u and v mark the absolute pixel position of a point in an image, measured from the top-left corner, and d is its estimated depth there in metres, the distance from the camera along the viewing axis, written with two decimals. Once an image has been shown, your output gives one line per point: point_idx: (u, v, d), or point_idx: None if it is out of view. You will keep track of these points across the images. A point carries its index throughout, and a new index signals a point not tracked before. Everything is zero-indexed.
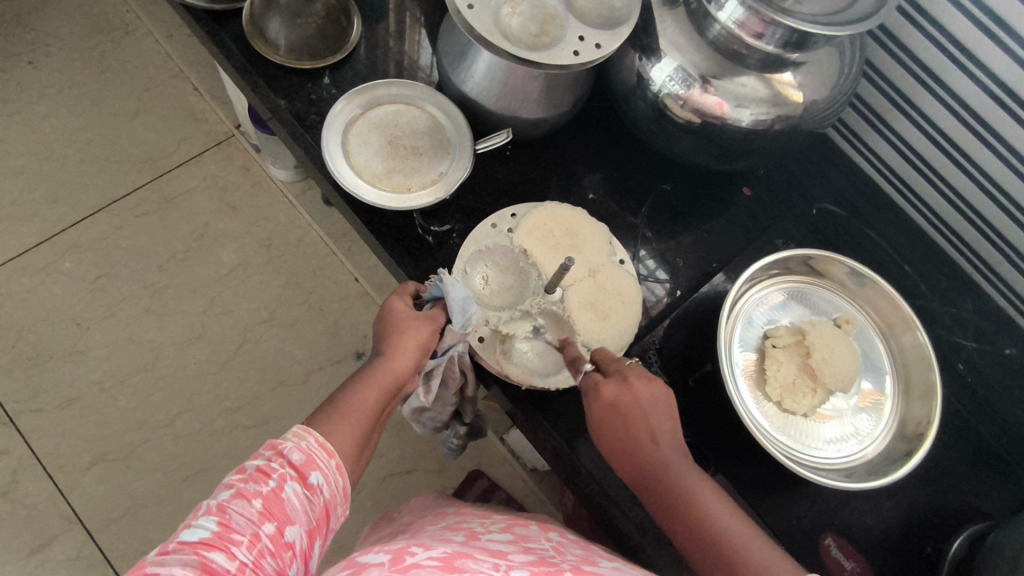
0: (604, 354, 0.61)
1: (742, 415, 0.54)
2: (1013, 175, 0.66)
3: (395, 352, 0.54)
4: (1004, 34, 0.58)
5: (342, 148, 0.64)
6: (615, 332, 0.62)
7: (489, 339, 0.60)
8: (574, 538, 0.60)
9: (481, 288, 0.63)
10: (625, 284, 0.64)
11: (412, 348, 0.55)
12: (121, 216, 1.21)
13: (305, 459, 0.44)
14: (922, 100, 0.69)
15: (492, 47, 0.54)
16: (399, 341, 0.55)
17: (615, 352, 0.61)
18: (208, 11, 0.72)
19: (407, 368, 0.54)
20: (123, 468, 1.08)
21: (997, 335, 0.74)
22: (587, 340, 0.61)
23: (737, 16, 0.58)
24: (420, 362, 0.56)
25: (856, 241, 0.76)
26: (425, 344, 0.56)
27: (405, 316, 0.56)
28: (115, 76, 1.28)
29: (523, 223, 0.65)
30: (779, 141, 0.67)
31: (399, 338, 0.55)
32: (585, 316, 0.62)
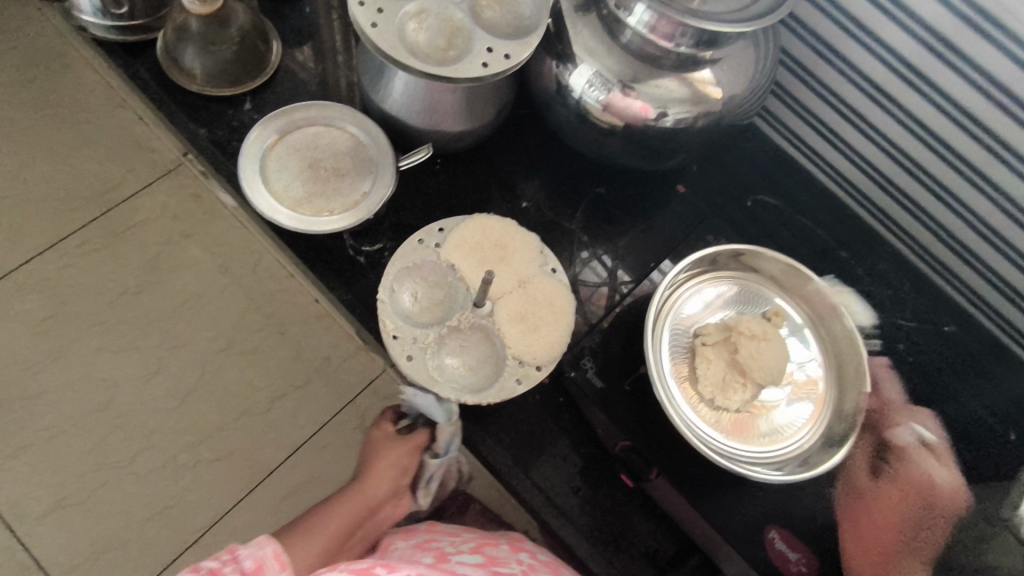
0: (534, 368, 0.61)
1: (670, 417, 0.54)
2: (921, 145, 0.69)
3: (368, 478, 0.62)
4: (897, 10, 0.62)
5: (262, 175, 0.63)
6: (546, 344, 0.61)
7: (417, 356, 0.60)
8: (543, 560, 0.60)
9: (410, 305, 0.62)
10: (556, 294, 0.63)
11: (386, 472, 0.63)
12: (69, 254, 1.18)
13: (257, 566, 0.49)
14: (830, 78, 0.70)
15: (400, 65, 0.54)
16: (378, 465, 0.63)
17: (547, 364, 0.61)
18: (121, 44, 0.71)
19: (378, 490, 0.62)
20: (84, 511, 1.05)
21: (935, 312, 0.75)
22: (516, 354, 0.61)
23: (646, 20, 0.58)
24: (396, 482, 0.63)
25: (792, 230, 0.77)
26: (398, 466, 0.63)
27: (384, 444, 0.64)
28: (54, 109, 1.25)
29: (450, 237, 0.64)
30: (703, 136, 0.67)
31: (380, 463, 0.63)
32: (515, 330, 0.61)
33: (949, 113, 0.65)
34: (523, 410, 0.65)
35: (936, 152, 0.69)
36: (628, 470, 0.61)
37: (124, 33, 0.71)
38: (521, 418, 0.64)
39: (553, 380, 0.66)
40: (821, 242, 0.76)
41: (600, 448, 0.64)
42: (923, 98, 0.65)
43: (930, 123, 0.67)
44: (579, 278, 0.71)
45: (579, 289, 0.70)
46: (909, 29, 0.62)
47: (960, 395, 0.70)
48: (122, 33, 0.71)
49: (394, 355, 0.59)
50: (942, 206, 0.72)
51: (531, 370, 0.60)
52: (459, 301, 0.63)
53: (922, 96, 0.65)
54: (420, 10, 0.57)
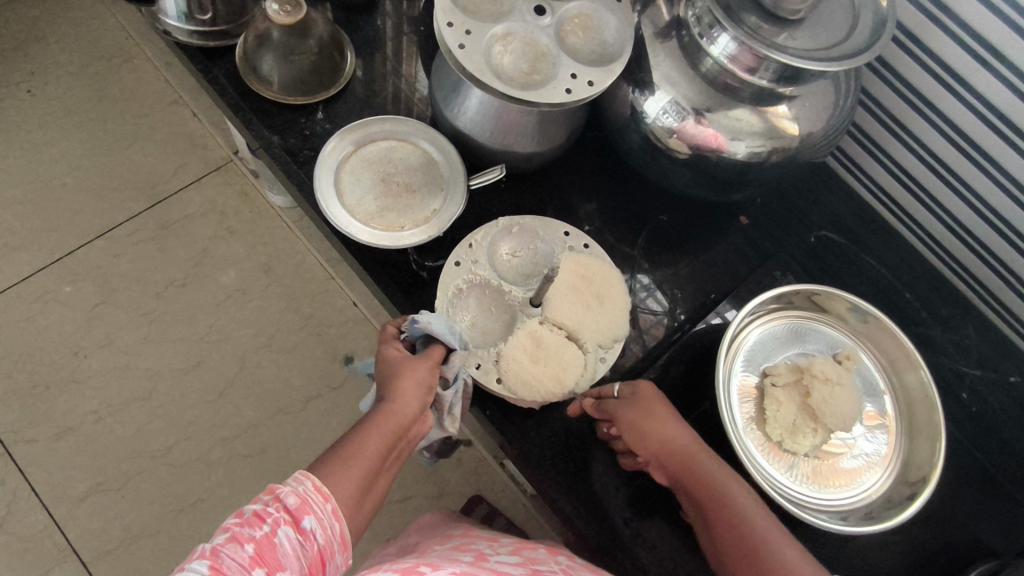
0: (497, 376, 0.60)
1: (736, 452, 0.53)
2: (1011, 203, 0.66)
3: (396, 395, 0.51)
4: (999, 62, 0.58)
5: (335, 187, 0.63)
6: (520, 377, 0.59)
7: (463, 267, 0.64)
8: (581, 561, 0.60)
9: (504, 255, 0.66)
10: (573, 363, 0.60)
11: (413, 389, 0.52)
12: (119, 243, 1.20)
13: (300, 503, 0.44)
14: (919, 127, 0.68)
15: (484, 86, 0.54)
16: (397, 383, 0.52)
17: (504, 388, 0.60)
18: (201, 48, 0.72)
19: (410, 408, 0.51)
20: (119, 498, 1.07)
21: (1001, 362, 0.73)
22: (498, 354, 0.61)
23: (729, 51, 0.58)
24: (424, 400, 0.53)
25: (856, 269, 0.76)
26: (424, 382, 0.53)
27: (400, 359, 0.54)
28: (114, 103, 1.28)
29: (585, 252, 0.65)
30: (776, 171, 0.66)
31: (398, 381, 0.52)
32: (523, 344, 0.61)
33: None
34: (578, 436, 0.64)
35: None
36: None
37: (205, 38, 0.72)
38: (576, 444, 0.64)
39: None
40: (886, 282, 0.75)
41: (655, 480, 0.63)
42: (1019, 155, 0.62)
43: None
44: (636, 305, 0.70)
45: (637, 315, 0.69)
46: (1010, 84, 0.58)
47: None
48: (202, 37, 0.72)
49: (457, 248, 0.64)
50: None
51: (493, 377, 0.60)
52: (527, 288, 0.64)
53: (1018, 152, 0.62)
54: (506, 33, 0.57)
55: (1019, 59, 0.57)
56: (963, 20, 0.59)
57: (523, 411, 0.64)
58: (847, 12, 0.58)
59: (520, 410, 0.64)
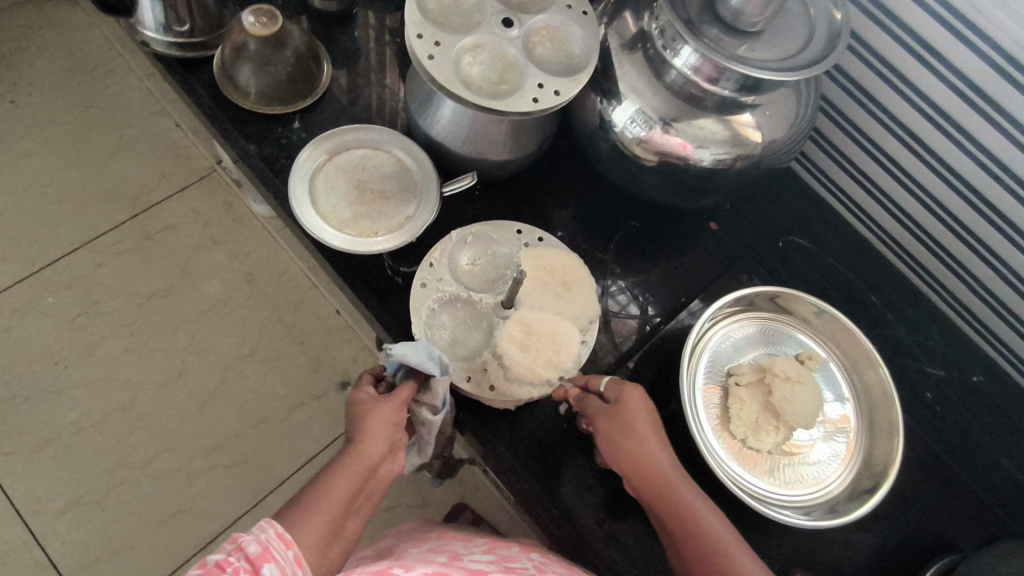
0: (490, 385, 0.60)
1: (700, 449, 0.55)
2: (966, 206, 0.68)
3: (362, 436, 0.52)
4: (947, 71, 0.61)
5: (310, 195, 0.65)
6: (515, 373, 0.60)
7: (430, 287, 0.63)
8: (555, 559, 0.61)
9: (465, 265, 0.66)
10: (560, 348, 0.61)
11: (380, 427, 0.52)
12: (102, 254, 1.20)
13: (261, 551, 0.42)
14: (877, 133, 0.71)
15: (454, 96, 0.56)
16: (363, 425, 0.52)
17: (502, 395, 0.60)
18: (179, 60, 0.74)
19: (375, 450, 0.51)
20: (99, 510, 1.06)
21: (964, 362, 0.75)
22: (488, 361, 0.61)
23: (692, 62, 0.60)
24: (393, 438, 0.53)
25: (824, 273, 0.78)
26: (391, 421, 0.53)
27: (367, 398, 0.54)
28: (96, 114, 1.29)
29: (539, 247, 0.65)
30: (741, 177, 0.68)
31: (365, 423, 0.52)
32: (509, 338, 0.61)
33: (985, 167, 0.64)
34: (551, 437, 0.65)
35: (981, 213, 0.67)
36: None
37: (183, 49, 0.73)
38: (549, 445, 0.65)
39: None
40: (852, 286, 0.77)
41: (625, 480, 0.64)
42: (971, 159, 0.64)
43: (977, 184, 0.65)
44: (608, 309, 0.71)
45: (610, 319, 0.71)
46: (959, 91, 0.61)
47: (987, 448, 0.70)
48: (181, 49, 0.73)
49: (418, 270, 0.64)
50: (988, 266, 0.71)
51: (486, 385, 0.60)
52: (496, 290, 0.65)
53: (971, 157, 0.64)
54: (475, 44, 0.59)
55: (965, 67, 0.59)
56: (913, 31, 0.61)
57: (497, 413, 0.65)
58: (803, 24, 0.61)
59: (493, 412, 0.65)
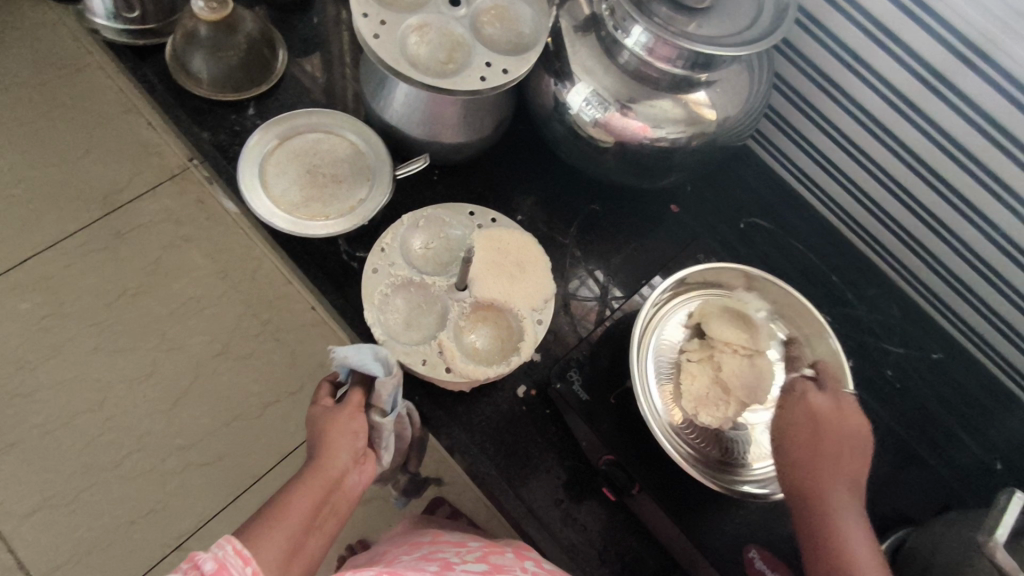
0: (446, 366, 0.59)
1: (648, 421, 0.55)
2: (919, 183, 0.68)
3: (321, 449, 0.50)
4: (894, 45, 0.61)
5: (260, 178, 0.64)
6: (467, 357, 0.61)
7: (382, 272, 0.62)
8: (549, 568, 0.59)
9: (417, 249, 0.65)
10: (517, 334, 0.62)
11: (339, 438, 0.50)
12: (70, 254, 1.19)
13: (218, 569, 0.38)
14: (831, 111, 0.71)
15: (401, 75, 0.55)
16: (323, 437, 0.50)
17: (455, 375, 0.59)
18: (130, 47, 0.73)
19: (336, 460, 0.49)
20: (70, 512, 1.05)
21: (923, 339, 0.76)
22: (441, 342, 0.60)
23: (643, 42, 0.60)
24: (353, 448, 0.51)
25: (786, 253, 0.78)
26: (350, 429, 0.51)
27: (323, 413, 0.52)
28: (64, 112, 1.27)
29: (494, 228, 0.65)
30: (696, 156, 0.68)
31: (323, 435, 0.50)
32: (467, 326, 0.62)
33: (939, 144, 0.64)
34: (509, 419, 0.65)
35: (932, 189, 0.68)
36: (612, 484, 0.62)
37: (135, 37, 0.72)
38: (507, 427, 0.65)
39: (541, 392, 0.66)
40: (814, 267, 0.77)
41: (584, 460, 0.64)
42: (921, 134, 0.64)
43: (928, 160, 0.66)
44: (569, 292, 0.71)
45: (570, 303, 0.71)
46: (905, 65, 0.61)
47: (945, 423, 0.71)
48: (132, 36, 0.72)
49: (370, 256, 0.63)
50: (941, 242, 0.71)
51: (441, 367, 0.59)
52: (448, 273, 0.64)
53: (921, 132, 0.64)
54: (421, 24, 0.59)
55: (910, 41, 0.60)
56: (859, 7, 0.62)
57: (453, 396, 0.65)
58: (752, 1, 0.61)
59: (449, 395, 0.65)
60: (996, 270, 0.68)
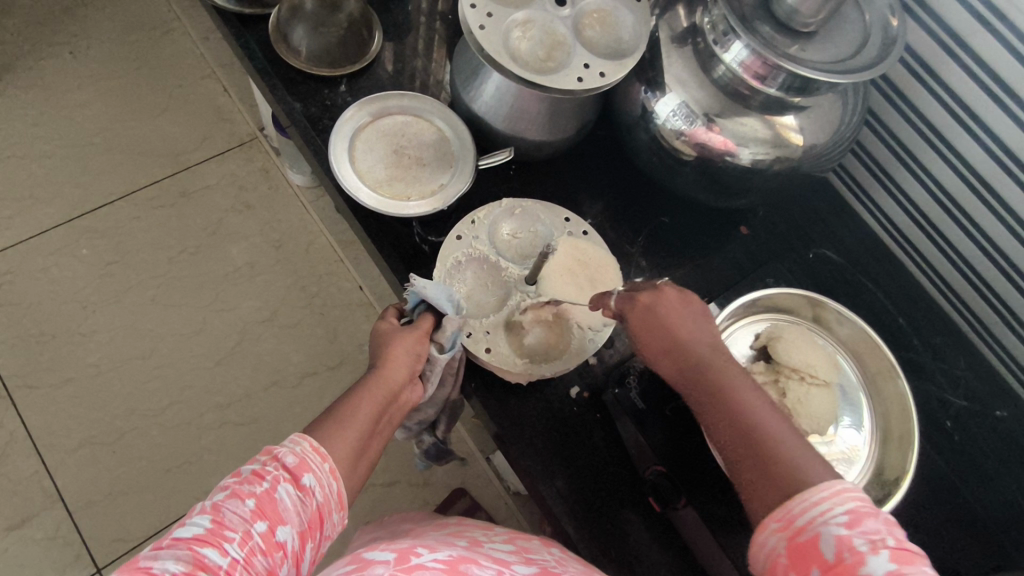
0: (486, 347, 0.61)
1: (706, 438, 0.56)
2: (1014, 241, 0.66)
3: (385, 362, 0.52)
4: (1009, 99, 0.59)
5: (348, 153, 0.66)
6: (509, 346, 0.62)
7: (465, 240, 0.64)
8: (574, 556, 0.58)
9: (505, 235, 0.66)
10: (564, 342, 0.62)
11: (403, 356, 0.53)
12: (139, 206, 1.24)
13: (299, 463, 0.43)
14: (929, 159, 0.69)
15: (501, 67, 0.57)
16: (387, 352, 0.53)
17: (493, 356, 0.60)
18: (237, 14, 0.76)
19: (399, 375, 0.52)
20: (110, 452, 1.09)
21: (990, 396, 0.73)
22: (487, 326, 0.61)
23: (741, 58, 0.59)
24: (414, 368, 0.54)
25: (852, 289, 0.76)
26: (413, 351, 0.54)
27: (391, 331, 0.55)
28: (149, 72, 1.32)
29: (585, 239, 0.65)
30: (778, 180, 0.68)
31: (388, 350, 0.53)
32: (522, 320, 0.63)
33: None
34: (559, 418, 0.65)
35: None
36: (657, 494, 0.61)
37: (241, 5, 0.75)
38: (556, 425, 0.65)
39: (593, 396, 0.67)
40: (881, 307, 0.75)
41: (629, 470, 0.64)
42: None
43: None
44: None
45: None
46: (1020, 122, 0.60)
47: (1005, 483, 0.68)
48: (239, 4, 0.75)
49: (459, 224, 0.65)
50: None
51: (481, 346, 0.60)
52: (524, 265, 0.65)
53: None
54: (527, 20, 0.60)
55: None
56: (974, 54, 0.60)
57: (508, 388, 0.66)
58: (859, 31, 0.60)
59: (504, 387, 0.65)
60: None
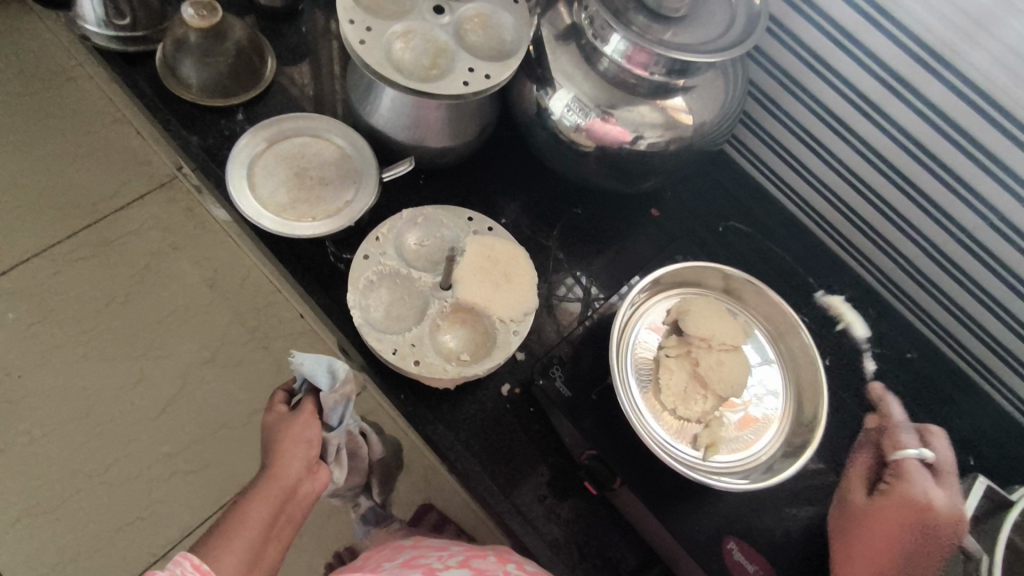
0: (414, 359, 0.60)
1: (623, 407, 0.57)
2: (888, 184, 0.71)
3: (277, 459, 0.53)
4: (854, 48, 0.64)
5: (248, 179, 0.66)
6: (436, 354, 0.61)
7: (373, 257, 0.64)
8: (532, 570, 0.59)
9: (412, 245, 0.66)
10: (491, 342, 0.63)
11: (292, 449, 0.54)
12: (57, 262, 1.19)
13: None
14: (802, 117, 0.74)
15: (387, 79, 0.57)
16: (279, 448, 0.54)
17: (424, 368, 0.60)
18: (121, 54, 0.74)
19: (291, 471, 0.52)
20: (53, 520, 1.04)
21: (898, 339, 0.77)
22: (412, 339, 0.61)
23: (621, 49, 0.62)
24: (306, 458, 0.54)
25: (762, 254, 0.80)
26: (303, 440, 0.55)
27: (279, 423, 0.56)
28: (52, 122, 1.28)
29: (489, 235, 0.66)
30: (675, 160, 0.70)
31: (280, 447, 0.54)
32: (445, 326, 0.63)
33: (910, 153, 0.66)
34: (492, 416, 0.66)
35: (901, 191, 0.70)
36: (592, 477, 0.63)
37: (125, 44, 0.74)
38: (490, 425, 0.66)
39: (524, 391, 0.68)
40: (787, 266, 0.79)
41: (566, 457, 0.66)
42: (885, 135, 0.67)
43: (893, 160, 0.68)
44: (553, 293, 0.73)
45: (553, 303, 0.73)
46: (869, 68, 0.64)
47: (923, 421, 0.72)
48: (123, 43, 0.74)
49: (364, 243, 0.64)
50: (911, 242, 0.74)
51: (409, 360, 0.60)
52: (436, 272, 0.65)
53: (884, 133, 0.67)
54: (407, 30, 0.61)
55: (869, 42, 0.63)
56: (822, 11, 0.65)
57: (439, 394, 0.66)
58: (726, 12, 0.63)
59: (436, 394, 0.66)
60: (956, 264, 0.71)
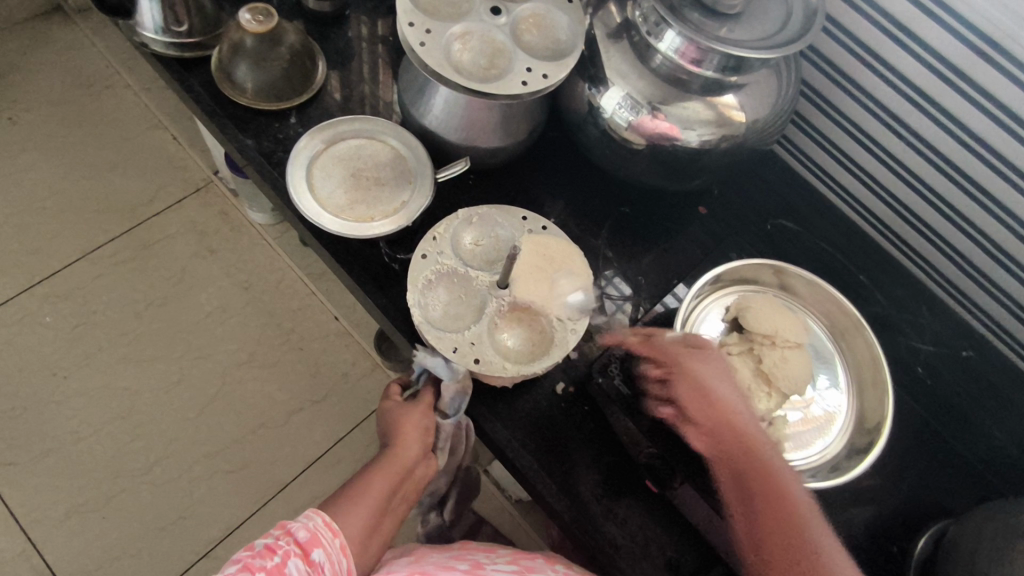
0: (474, 357, 0.60)
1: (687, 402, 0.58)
2: (942, 178, 0.70)
3: (398, 440, 0.60)
4: (909, 41, 0.63)
5: (307, 181, 0.67)
6: (497, 352, 0.61)
7: (431, 256, 0.65)
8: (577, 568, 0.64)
9: (468, 244, 0.67)
10: (547, 341, 0.63)
11: (412, 434, 0.60)
12: (100, 265, 1.21)
13: (310, 537, 0.51)
14: (852, 111, 0.73)
15: (444, 79, 0.58)
16: (401, 431, 0.60)
17: (485, 365, 0.60)
18: (177, 60, 0.76)
19: (410, 453, 0.59)
20: (98, 519, 1.06)
21: (954, 338, 0.76)
22: (472, 336, 0.61)
23: (675, 46, 0.61)
24: (422, 444, 0.61)
25: (810, 252, 0.79)
26: (420, 426, 0.61)
27: (398, 410, 0.62)
28: (93, 128, 1.30)
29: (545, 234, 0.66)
30: (726, 158, 0.70)
31: (401, 430, 0.60)
32: (503, 323, 0.63)
33: (966, 146, 0.66)
34: (548, 415, 0.66)
35: (956, 186, 0.69)
36: (653, 476, 0.63)
37: (181, 50, 0.75)
38: (546, 423, 0.66)
39: (579, 390, 0.68)
40: (838, 264, 0.78)
41: (625, 457, 0.65)
42: (939, 128, 0.66)
43: (948, 154, 0.68)
44: (605, 292, 0.73)
45: (605, 303, 0.72)
46: (925, 61, 0.63)
47: (981, 421, 0.71)
48: (179, 49, 0.75)
49: (421, 243, 0.65)
50: (967, 239, 0.73)
51: (469, 358, 0.60)
52: (495, 270, 0.66)
53: (938, 125, 0.66)
54: (464, 32, 0.62)
55: (925, 35, 0.62)
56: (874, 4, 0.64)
57: (497, 393, 0.66)
58: (782, 9, 0.63)
59: (492, 393, 0.66)
60: (1002, 249, 0.70)
